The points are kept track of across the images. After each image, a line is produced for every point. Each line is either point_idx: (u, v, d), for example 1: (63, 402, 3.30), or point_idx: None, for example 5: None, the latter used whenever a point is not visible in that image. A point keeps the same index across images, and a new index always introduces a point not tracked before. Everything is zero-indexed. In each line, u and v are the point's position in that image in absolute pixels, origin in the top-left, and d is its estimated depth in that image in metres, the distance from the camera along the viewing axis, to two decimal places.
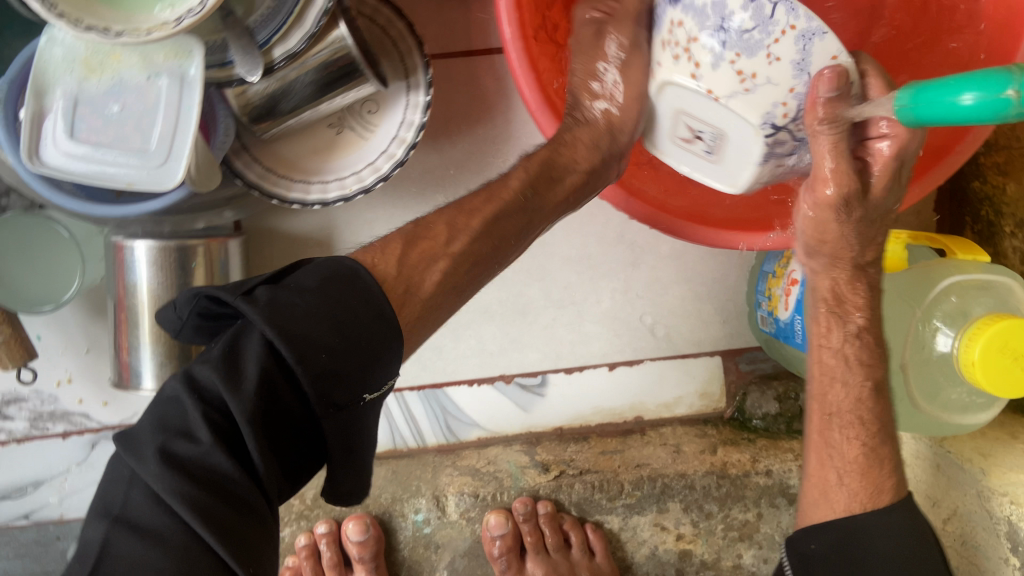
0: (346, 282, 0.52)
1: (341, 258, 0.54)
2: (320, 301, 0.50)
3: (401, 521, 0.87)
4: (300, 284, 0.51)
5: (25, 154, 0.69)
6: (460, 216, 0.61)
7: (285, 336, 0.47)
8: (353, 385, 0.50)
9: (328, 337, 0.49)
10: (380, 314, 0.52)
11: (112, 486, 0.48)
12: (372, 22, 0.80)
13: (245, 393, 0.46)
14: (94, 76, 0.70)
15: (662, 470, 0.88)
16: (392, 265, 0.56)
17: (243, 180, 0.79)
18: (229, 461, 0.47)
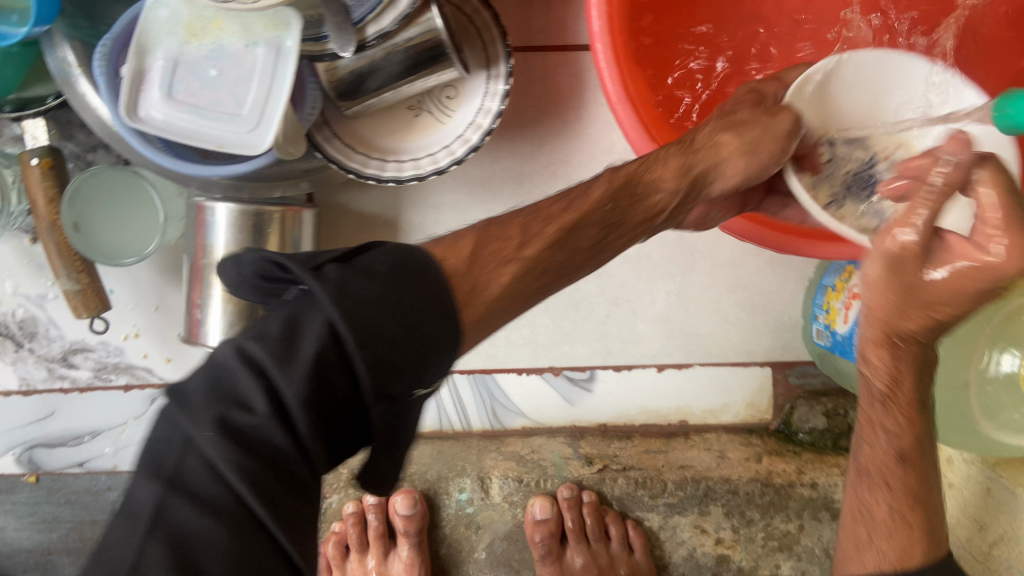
0: (413, 273, 0.49)
1: (408, 247, 0.51)
2: (385, 294, 0.46)
3: (445, 499, 0.89)
4: (369, 268, 0.48)
5: (124, 110, 0.72)
6: (536, 221, 0.55)
7: (350, 319, 0.44)
8: (410, 380, 0.47)
9: (391, 327, 0.46)
10: (442, 309, 0.49)
11: (159, 446, 0.44)
12: (459, 10, 0.82)
13: (302, 384, 0.43)
14: (195, 41, 0.73)
15: (705, 472, 0.97)
16: (463, 260, 0.52)
17: (323, 153, 0.81)
18: (284, 436, 0.43)
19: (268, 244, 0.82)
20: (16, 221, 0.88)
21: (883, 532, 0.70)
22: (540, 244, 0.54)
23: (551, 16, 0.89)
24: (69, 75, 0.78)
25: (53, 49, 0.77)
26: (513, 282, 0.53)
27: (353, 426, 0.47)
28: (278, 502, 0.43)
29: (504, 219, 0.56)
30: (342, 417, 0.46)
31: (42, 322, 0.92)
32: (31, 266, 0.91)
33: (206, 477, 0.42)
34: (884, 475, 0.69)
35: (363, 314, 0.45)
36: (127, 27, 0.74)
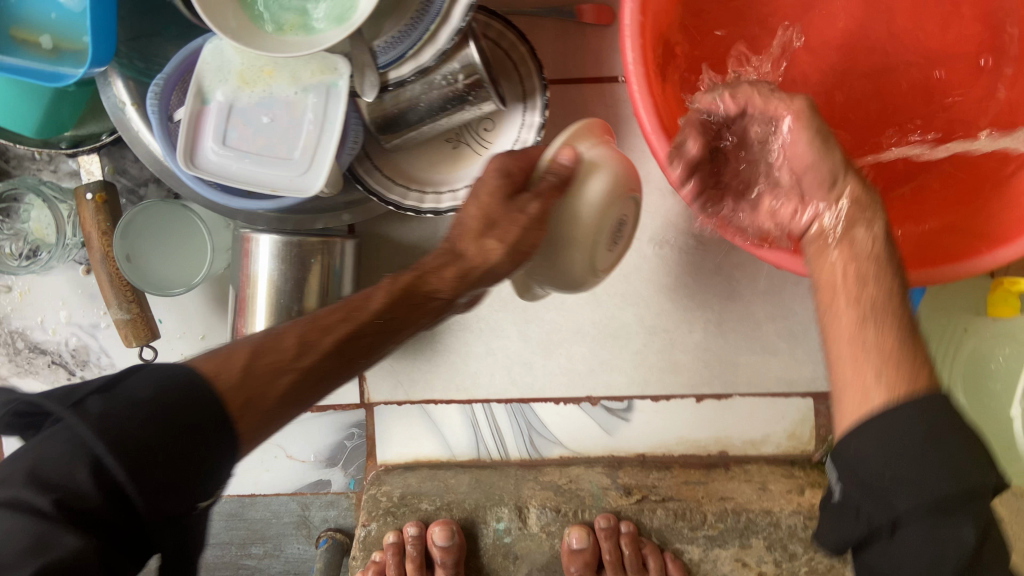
0: (179, 386, 0.55)
1: (179, 363, 0.56)
2: (159, 432, 0.52)
3: (484, 528, 0.90)
4: (133, 395, 0.53)
5: (182, 158, 0.74)
6: (313, 331, 0.63)
7: (117, 450, 0.51)
8: (223, 477, 0.57)
9: (162, 452, 0.52)
10: (207, 406, 0.55)
11: (55, 457, 0.50)
12: (496, 44, 0.85)
13: (120, 404, 0.52)
14: (247, 88, 0.76)
15: (747, 505, 0.88)
16: (236, 373, 0.58)
17: (363, 185, 0.84)
18: (90, 482, 0.50)
19: (310, 274, 0.84)
20: (71, 253, 0.91)
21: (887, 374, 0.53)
22: (316, 354, 0.62)
23: (585, 48, 0.91)
24: (123, 113, 0.82)
25: (108, 86, 0.81)
26: (285, 392, 0.60)
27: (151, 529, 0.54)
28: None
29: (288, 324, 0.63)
30: (165, 509, 0.53)
31: (94, 351, 0.97)
32: (84, 297, 0.95)
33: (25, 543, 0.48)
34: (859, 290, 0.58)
35: (144, 439, 0.52)
36: (178, 66, 0.76)
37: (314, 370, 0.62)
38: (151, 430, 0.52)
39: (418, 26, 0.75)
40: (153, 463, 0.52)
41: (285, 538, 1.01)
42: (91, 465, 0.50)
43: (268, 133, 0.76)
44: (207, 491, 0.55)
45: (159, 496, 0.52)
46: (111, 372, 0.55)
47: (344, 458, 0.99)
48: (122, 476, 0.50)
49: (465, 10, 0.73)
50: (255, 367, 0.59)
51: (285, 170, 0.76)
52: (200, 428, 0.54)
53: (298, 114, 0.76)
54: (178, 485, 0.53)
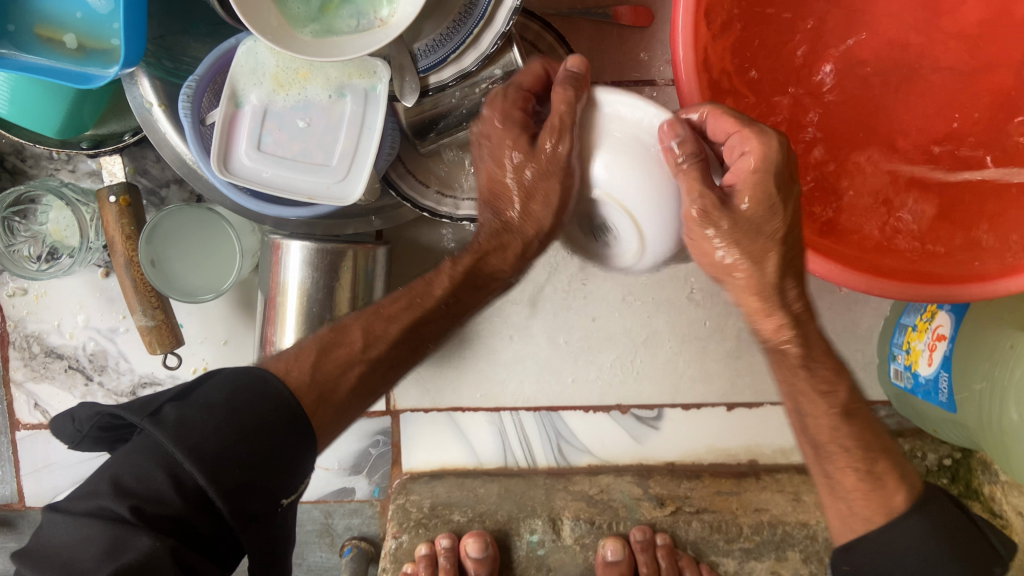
0: (255, 390, 0.61)
1: (252, 368, 0.63)
2: (237, 436, 0.58)
3: (517, 540, 0.89)
4: (209, 399, 0.59)
5: (216, 164, 0.72)
6: (376, 321, 0.71)
7: (195, 456, 0.55)
8: (296, 477, 0.62)
9: (242, 451, 0.58)
10: (284, 408, 0.62)
11: (138, 462, 0.56)
12: (533, 46, 0.82)
13: (194, 410, 0.58)
14: (282, 91, 0.73)
15: (782, 518, 0.87)
16: (307, 368, 0.66)
17: (397, 190, 0.82)
18: (170, 488, 0.55)
19: (342, 281, 0.82)
20: (93, 256, 0.89)
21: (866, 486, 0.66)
22: (383, 345, 0.71)
23: (621, 50, 0.89)
24: (149, 112, 0.79)
25: (133, 84, 0.77)
26: (358, 381, 0.69)
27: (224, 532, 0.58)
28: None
29: (351, 320, 0.71)
30: (247, 511, 0.58)
31: (112, 355, 0.94)
32: (102, 300, 0.93)
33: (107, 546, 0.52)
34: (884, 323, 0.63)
35: (221, 442, 0.57)
36: (209, 67, 0.74)
37: (385, 358, 0.71)
38: (226, 435, 0.57)
39: (461, 28, 0.73)
40: (227, 464, 0.57)
41: (308, 545, 0.99)
42: (171, 471, 0.56)
43: (303, 138, 0.74)
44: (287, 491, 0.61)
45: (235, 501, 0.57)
46: (181, 385, 0.61)
47: (368, 466, 0.97)
48: (200, 475, 0.55)
49: (509, 12, 0.71)
50: (326, 359, 0.68)
51: (323, 176, 0.74)
52: (266, 427, 0.60)
53: (335, 119, 0.74)
54: (255, 488, 0.58)
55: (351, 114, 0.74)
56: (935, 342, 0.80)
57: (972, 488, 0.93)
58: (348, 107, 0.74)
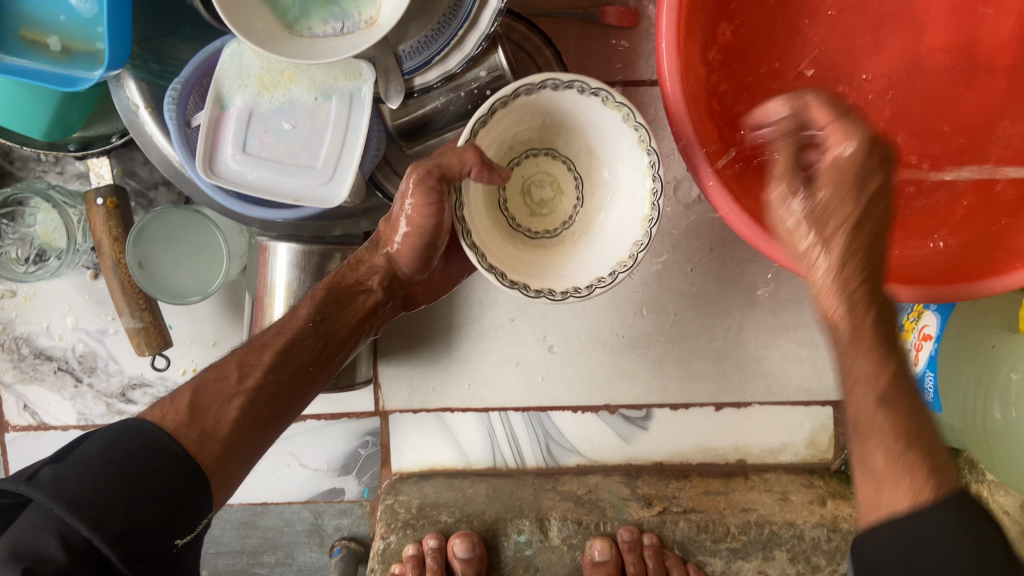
0: (132, 437, 0.61)
1: (125, 420, 0.63)
2: (117, 489, 0.58)
3: (504, 540, 0.89)
4: (83, 455, 0.59)
5: (201, 166, 0.72)
6: (250, 354, 0.69)
7: (76, 507, 0.56)
8: (196, 512, 0.62)
9: (124, 499, 0.58)
10: (170, 452, 0.61)
11: (26, 527, 0.56)
12: (519, 47, 0.83)
13: (70, 467, 0.58)
14: (267, 94, 0.74)
15: (770, 517, 0.87)
16: (183, 413, 0.64)
17: (384, 192, 0.82)
18: (58, 545, 0.55)
19: None
20: (81, 259, 0.89)
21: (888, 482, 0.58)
22: (260, 372, 0.69)
23: (609, 51, 0.89)
24: (136, 115, 0.79)
25: (120, 87, 0.78)
26: (239, 416, 0.66)
27: None
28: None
29: (228, 357, 0.70)
30: (147, 554, 0.59)
31: (101, 357, 0.94)
32: (91, 302, 0.93)
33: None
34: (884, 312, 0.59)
35: (101, 493, 0.57)
36: (195, 70, 0.74)
37: (285, 386, 0.70)
38: (101, 486, 0.58)
39: (445, 31, 0.73)
40: (114, 511, 0.57)
41: (297, 546, 1.00)
42: (59, 533, 0.56)
43: (290, 140, 0.74)
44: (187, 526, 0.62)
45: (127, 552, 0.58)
46: (61, 447, 0.61)
47: (358, 466, 0.97)
48: (86, 527, 0.56)
49: (494, 14, 0.71)
50: (203, 399, 0.65)
51: (308, 178, 0.74)
52: (152, 468, 0.60)
53: (320, 121, 0.74)
54: (148, 532, 0.59)
55: (336, 116, 0.74)
56: (921, 342, 0.80)
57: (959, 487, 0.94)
58: (333, 109, 0.74)
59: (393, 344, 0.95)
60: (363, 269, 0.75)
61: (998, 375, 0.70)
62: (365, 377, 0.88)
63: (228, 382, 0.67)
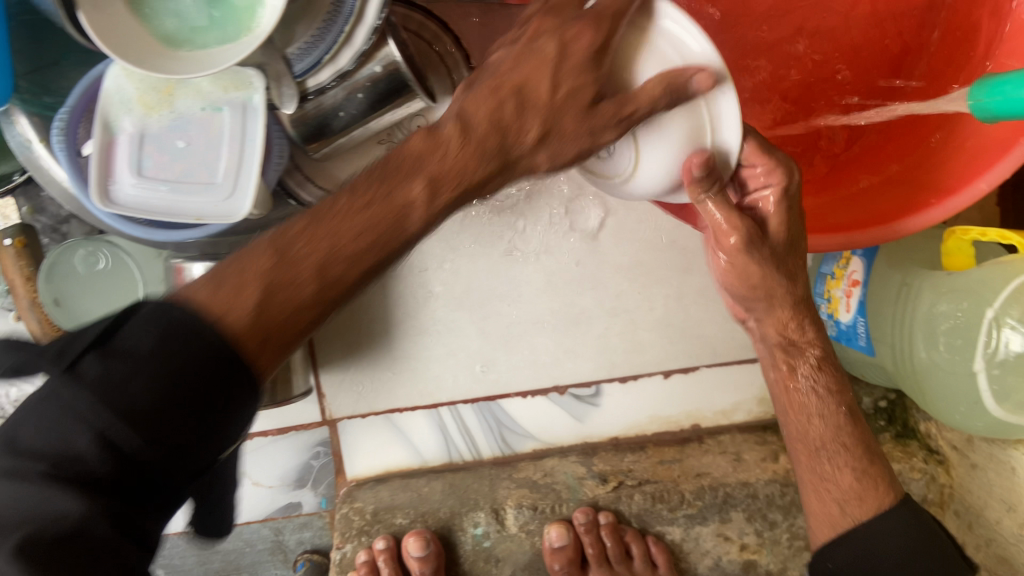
0: (182, 341, 0.44)
1: (169, 304, 0.46)
2: (157, 355, 0.43)
3: (461, 535, 0.88)
4: (134, 349, 0.44)
5: (95, 194, 0.70)
6: (304, 240, 0.50)
7: (131, 420, 0.42)
8: (211, 452, 0.46)
9: (176, 417, 0.44)
10: (214, 351, 0.45)
11: (40, 417, 0.43)
12: (418, 36, 0.81)
13: (124, 363, 0.43)
14: (154, 113, 0.72)
15: (723, 479, 0.88)
16: (245, 313, 0.47)
17: (296, 198, 0.81)
18: (91, 443, 0.42)
19: None
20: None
21: (851, 500, 0.68)
22: (333, 291, 0.51)
23: None
24: (30, 151, 0.76)
25: (10, 123, 0.75)
26: (290, 351, 0.50)
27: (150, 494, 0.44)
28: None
29: (246, 255, 0.50)
30: (137, 486, 0.44)
31: None
32: None
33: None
34: (839, 440, 0.70)
35: (152, 404, 0.43)
36: (81, 96, 0.72)
37: (326, 309, 0.52)
38: (156, 392, 0.43)
39: (331, 29, 0.71)
40: (155, 426, 0.43)
41: (262, 564, 1.03)
42: (91, 430, 0.42)
43: (186, 157, 0.73)
44: (193, 470, 0.46)
45: (118, 520, 0.42)
46: (107, 317, 0.46)
47: (311, 478, 0.97)
48: (143, 440, 0.42)
49: (378, 7, 0.69)
50: (226, 286, 0.48)
51: (209, 194, 0.72)
52: (213, 386, 0.45)
53: (215, 134, 0.72)
54: (181, 409, 0.44)
55: (230, 128, 0.72)
56: (851, 288, 0.79)
57: (909, 427, 0.92)
58: (228, 121, 0.72)
59: (329, 349, 0.91)
60: (455, 146, 0.54)
61: (919, 307, 0.70)
62: (300, 390, 0.86)
63: (298, 300, 0.49)
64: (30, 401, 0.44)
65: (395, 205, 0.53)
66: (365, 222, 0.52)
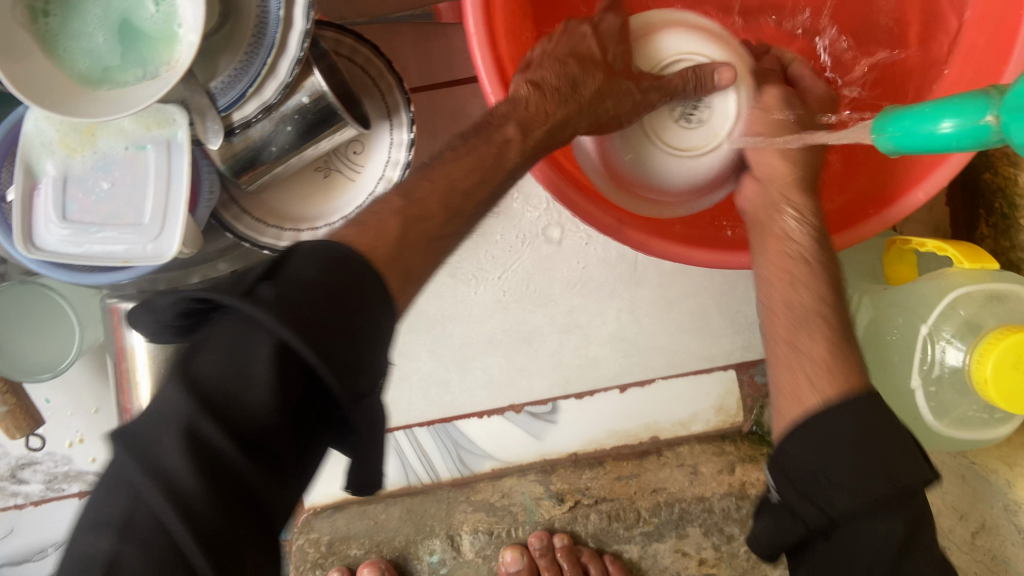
0: (344, 272, 0.46)
1: (335, 244, 0.48)
2: (328, 283, 0.45)
3: (416, 563, 0.94)
4: (301, 277, 0.45)
5: (19, 241, 0.69)
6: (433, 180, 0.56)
7: (304, 332, 0.42)
8: (370, 373, 0.45)
9: (343, 338, 0.44)
10: (350, 273, 0.46)
11: (236, 341, 0.42)
12: (351, 61, 0.79)
13: (292, 287, 0.44)
14: (77, 155, 0.71)
15: (679, 495, 0.93)
16: (374, 238, 0.50)
17: (232, 232, 0.79)
18: (264, 370, 0.41)
19: None
20: None
21: None
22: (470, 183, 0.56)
23: (448, 51, 0.87)
24: None
25: None
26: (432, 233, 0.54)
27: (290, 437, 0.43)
28: (208, 541, 0.38)
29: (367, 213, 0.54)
30: (289, 426, 0.43)
31: None
32: None
33: (156, 534, 0.38)
34: None
35: (325, 317, 0.43)
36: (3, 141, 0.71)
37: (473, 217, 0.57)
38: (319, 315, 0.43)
39: (254, 61, 0.69)
40: (337, 342, 0.43)
41: None
42: (274, 349, 0.42)
43: (111, 197, 0.71)
44: (354, 392, 0.44)
45: (259, 445, 0.41)
46: (270, 258, 0.47)
47: None
48: (315, 356, 0.42)
49: (301, 37, 0.68)
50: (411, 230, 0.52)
51: (137, 236, 0.71)
52: (359, 304, 0.46)
53: (140, 173, 0.71)
54: (343, 338, 0.44)
55: (155, 166, 0.71)
56: None
57: None
58: (152, 159, 0.71)
59: None
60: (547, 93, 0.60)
61: (860, 322, 0.70)
62: None
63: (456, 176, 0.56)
64: (218, 324, 0.45)
65: (500, 144, 0.58)
66: (475, 161, 0.57)
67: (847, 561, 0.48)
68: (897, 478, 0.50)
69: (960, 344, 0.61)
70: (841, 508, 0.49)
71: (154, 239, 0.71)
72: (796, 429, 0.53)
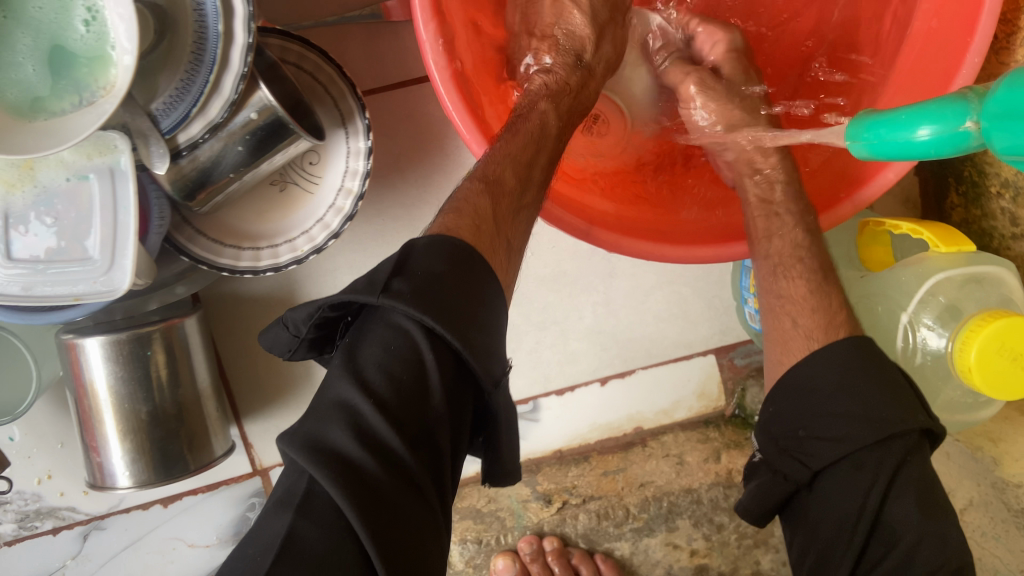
0: (468, 257, 0.51)
1: (450, 231, 0.53)
2: (454, 272, 0.50)
3: None
4: (431, 267, 0.49)
5: None
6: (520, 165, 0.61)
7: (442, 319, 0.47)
8: (495, 355, 0.50)
9: (458, 326, 0.48)
10: (471, 258, 0.51)
11: (386, 335, 0.48)
12: (299, 68, 0.75)
13: (423, 279, 0.48)
14: (16, 190, 0.67)
15: (666, 488, 0.97)
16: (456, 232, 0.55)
17: (189, 257, 0.76)
18: (424, 355, 0.47)
19: (155, 369, 0.77)
20: None
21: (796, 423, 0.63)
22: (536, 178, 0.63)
23: (400, 49, 0.83)
24: None
25: None
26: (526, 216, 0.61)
27: (438, 421, 0.48)
28: (381, 509, 0.44)
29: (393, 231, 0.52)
30: (433, 412, 0.48)
31: None
32: None
33: (333, 515, 0.44)
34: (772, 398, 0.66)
35: (452, 306, 0.48)
36: None
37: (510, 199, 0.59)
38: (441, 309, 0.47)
39: (196, 77, 0.66)
40: (466, 327, 0.48)
41: None
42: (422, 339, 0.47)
43: (56, 232, 0.68)
44: (492, 377, 0.50)
45: (415, 434, 0.47)
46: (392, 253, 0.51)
47: (250, 531, 0.94)
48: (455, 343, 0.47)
49: (243, 51, 0.64)
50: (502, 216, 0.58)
51: (86, 272, 0.67)
52: (474, 287, 0.50)
53: (85, 206, 0.68)
54: (472, 324, 0.49)
55: (100, 196, 0.67)
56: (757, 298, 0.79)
57: None
58: (96, 189, 0.67)
59: (253, 402, 0.90)
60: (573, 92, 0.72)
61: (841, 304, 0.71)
62: (224, 449, 0.83)
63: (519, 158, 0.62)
64: (366, 323, 0.50)
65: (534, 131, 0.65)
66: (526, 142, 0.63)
67: (827, 502, 0.56)
68: (885, 424, 0.55)
69: (941, 330, 0.62)
70: (824, 461, 0.56)
71: (104, 273, 0.67)
72: (783, 392, 0.61)
